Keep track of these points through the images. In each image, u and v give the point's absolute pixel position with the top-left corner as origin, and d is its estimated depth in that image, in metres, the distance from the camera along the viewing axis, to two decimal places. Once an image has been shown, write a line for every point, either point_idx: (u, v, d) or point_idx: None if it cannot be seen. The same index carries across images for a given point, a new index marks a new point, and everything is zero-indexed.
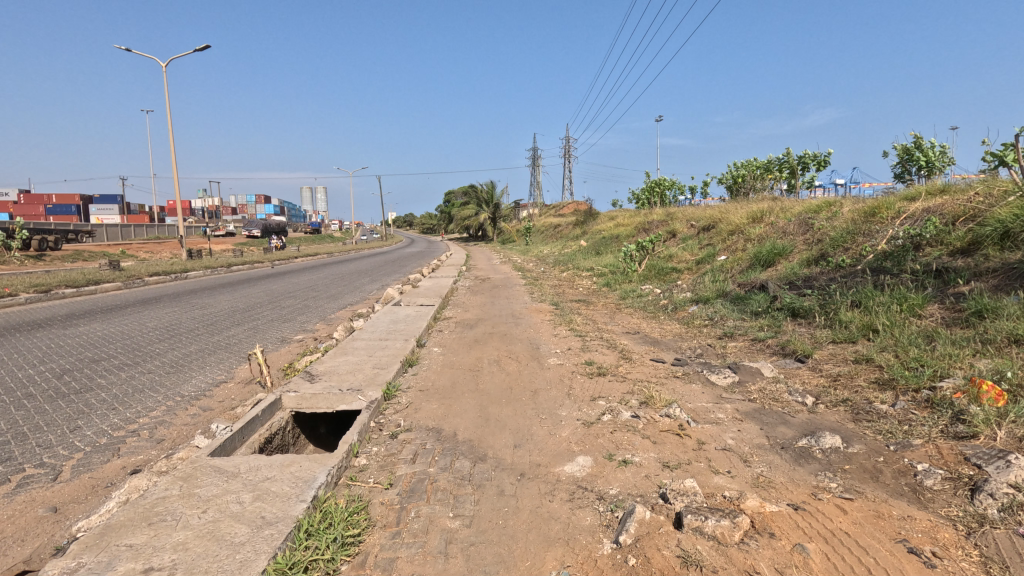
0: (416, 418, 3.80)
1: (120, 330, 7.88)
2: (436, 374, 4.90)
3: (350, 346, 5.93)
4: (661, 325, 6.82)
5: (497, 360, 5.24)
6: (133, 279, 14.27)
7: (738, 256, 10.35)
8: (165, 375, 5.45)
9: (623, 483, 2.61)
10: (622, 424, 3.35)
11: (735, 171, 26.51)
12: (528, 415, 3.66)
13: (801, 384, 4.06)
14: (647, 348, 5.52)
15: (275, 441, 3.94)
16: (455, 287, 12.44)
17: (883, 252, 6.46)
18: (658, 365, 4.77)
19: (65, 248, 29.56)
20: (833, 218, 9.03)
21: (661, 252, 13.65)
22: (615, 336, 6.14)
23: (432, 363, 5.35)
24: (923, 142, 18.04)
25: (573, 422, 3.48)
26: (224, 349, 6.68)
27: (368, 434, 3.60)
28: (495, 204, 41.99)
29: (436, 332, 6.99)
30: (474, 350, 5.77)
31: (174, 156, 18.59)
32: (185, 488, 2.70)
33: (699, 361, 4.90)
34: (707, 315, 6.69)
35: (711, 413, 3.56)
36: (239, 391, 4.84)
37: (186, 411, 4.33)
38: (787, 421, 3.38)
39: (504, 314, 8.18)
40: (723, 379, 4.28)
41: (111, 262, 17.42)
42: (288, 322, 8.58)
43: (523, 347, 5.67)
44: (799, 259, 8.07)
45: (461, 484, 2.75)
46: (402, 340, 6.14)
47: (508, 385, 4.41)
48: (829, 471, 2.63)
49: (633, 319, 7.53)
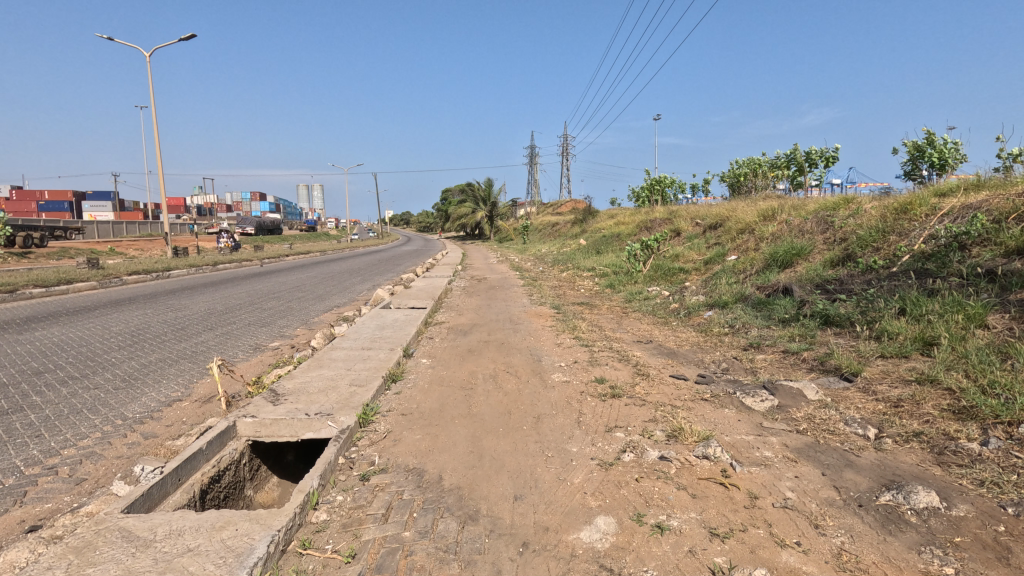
0: (393, 454, 3.12)
1: (79, 336, 7.14)
2: (421, 393, 4.21)
3: (326, 358, 5.24)
4: (676, 333, 6.16)
5: (492, 375, 4.56)
6: (110, 278, 13.55)
7: (751, 256, 9.68)
8: (112, 391, 4.74)
9: (660, 562, 1.96)
10: (649, 467, 2.68)
11: (737, 168, 25.93)
12: (530, 452, 2.99)
13: (856, 410, 3.41)
14: (664, 361, 4.87)
15: (225, 479, 3.27)
16: (450, 288, 11.78)
17: (923, 253, 5.80)
18: (680, 385, 4.10)
19: (51, 246, 28.72)
20: (856, 215, 8.38)
21: (666, 251, 13.01)
22: (625, 346, 5.48)
23: (419, 377, 4.67)
24: (935, 138, 17.38)
25: (587, 462, 2.81)
26: (189, 358, 6.00)
27: (333, 475, 2.92)
28: (492, 203, 41.42)
29: (426, 340, 6.32)
30: (467, 361, 5.09)
31: (159, 150, 17.81)
32: (72, 568, 2.02)
33: (727, 379, 4.24)
34: (727, 322, 6.03)
35: (755, 452, 2.89)
36: (193, 413, 4.15)
37: (123, 441, 3.63)
38: (853, 463, 2.72)
39: (501, 319, 7.49)
40: (760, 403, 3.62)
41: (91, 260, 16.65)
42: (266, 326, 7.87)
43: (523, 359, 5.00)
44: (822, 260, 7.43)
45: (444, 561, 2.08)
46: (386, 350, 5.46)
47: (505, 409, 3.73)
48: (936, 547, 1.97)
49: (644, 325, 6.85)
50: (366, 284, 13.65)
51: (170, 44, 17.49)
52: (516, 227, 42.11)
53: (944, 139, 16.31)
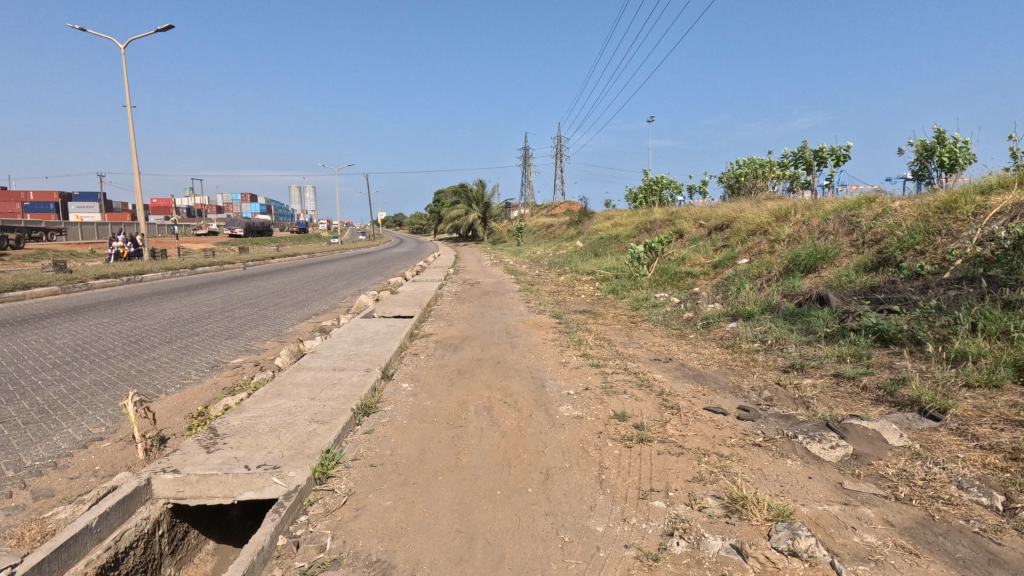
0: (351, 534, 2.28)
1: (12, 351, 6.20)
2: (398, 433, 3.38)
3: (288, 383, 4.39)
4: (698, 349, 5.36)
5: (487, 407, 3.74)
6: (73, 283, 12.51)
7: (767, 259, 8.92)
8: (18, 428, 3.82)
9: None
10: (714, 569, 1.87)
11: (737, 169, 25.32)
12: (543, 537, 2.16)
13: (962, 463, 2.61)
14: (693, 387, 4.07)
15: (128, 562, 2.44)
16: (440, 293, 10.95)
17: (982, 257, 5.03)
18: (721, 423, 3.29)
19: (25, 246, 27.34)
20: (885, 215, 7.65)
21: (670, 253, 12.23)
22: (643, 367, 4.67)
23: (397, 410, 3.83)
24: (945, 137, 16.72)
25: (621, 556, 2.01)
26: (131, 379, 5.11)
27: (266, 571, 2.10)
28: (486, 204, 40.56)
29: (410, 356, 5.49)
30: (456, 387, 4.26)
31: (133, 147, 16.84)
32: None
33: (776, 414, 3.43)
34: (757, 336, 5.25)
35: (852, 535, 2.09)
36: (110, 459, 3.28)
37: (2, 505, 2.75)
38: (999, 560, 1.92)
39: (496, 331, 6.64)
40: (830, 452, 2.81)
41: (58, 264, 15.56)
42: (232, 339, 6.98)
43: (523, 384, 4.18)
44: (854, 264, 6.67)
45: None
46: (361, 372, 4.62)
47: (504, 459, 2.91)
48: None
49: (657, 338, 6.04)
50: (351, 289, 12.77)
51: (144, 36, 16.44)
52: (510, 228, 41.32)
53: (957, 139, 15.68)
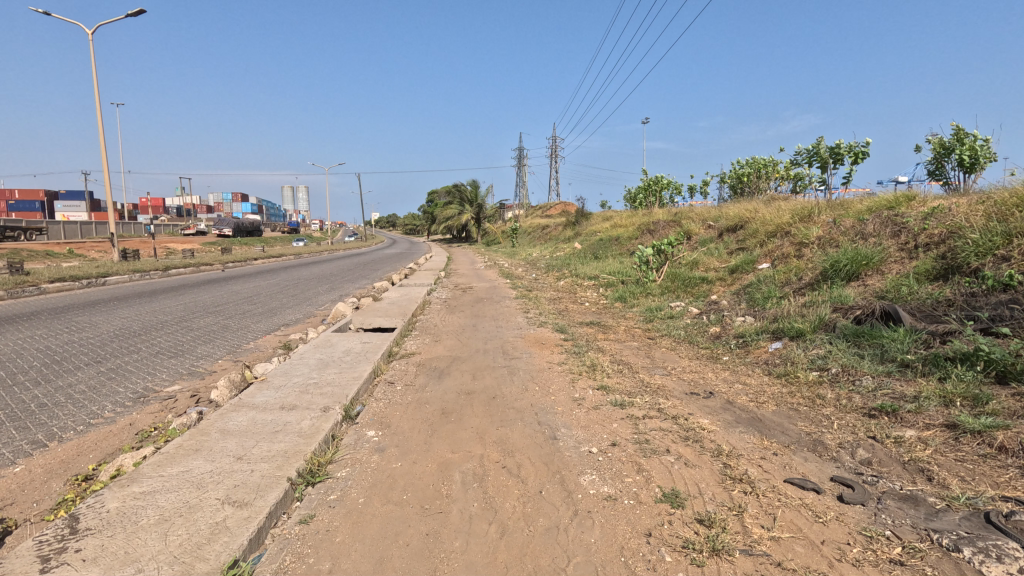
0: None
1: None
2: (348, 525, 2.30)
3: (213, 431, 3.27)
4: (742, 377, 4.31)
5: (478, 475, 2.67)
6: (23, 286, 11.28)
7: (795, 263, 7.91)
8: None
9: None
10: None
11: (739, 167, 24.39)
12: None
13: None
14: (759, 442, 3.01)
15: None
16: (428, 300, 9.87)
17: None
18: (825, 513, 2.23)
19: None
20: (939, 213, 6.66)
21: (681, 256, 11.19)
22: (680, 407, 3.61)
23: (354, 479, 2.75)
24: (964, 134, 15.80)
25: None
26: (25, 418, 3.98)
27: None
28: (479, 204, 39.47)
29: (382, 387, 4.40)
30: (437, 438, 3.18)
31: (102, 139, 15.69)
32: None
33: (895, 495, 2.38)
34: (817, 364, 4.21)
35: None
36: None
37: None
38: None
39: (489, 351, 5.55)
40: None
41: (16, 264, 14.28)
42: (179, 359, 5.87)
43: (529, 437, 3.10)
44: (912, 270, 5.65)
45: None
46: (314, 414, 3.52)
47: None
48: None
49: (687, 362, 4.98)
50: (332, 295, 11.65)
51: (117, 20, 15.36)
52: (504, 229, 40.25)
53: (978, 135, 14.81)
